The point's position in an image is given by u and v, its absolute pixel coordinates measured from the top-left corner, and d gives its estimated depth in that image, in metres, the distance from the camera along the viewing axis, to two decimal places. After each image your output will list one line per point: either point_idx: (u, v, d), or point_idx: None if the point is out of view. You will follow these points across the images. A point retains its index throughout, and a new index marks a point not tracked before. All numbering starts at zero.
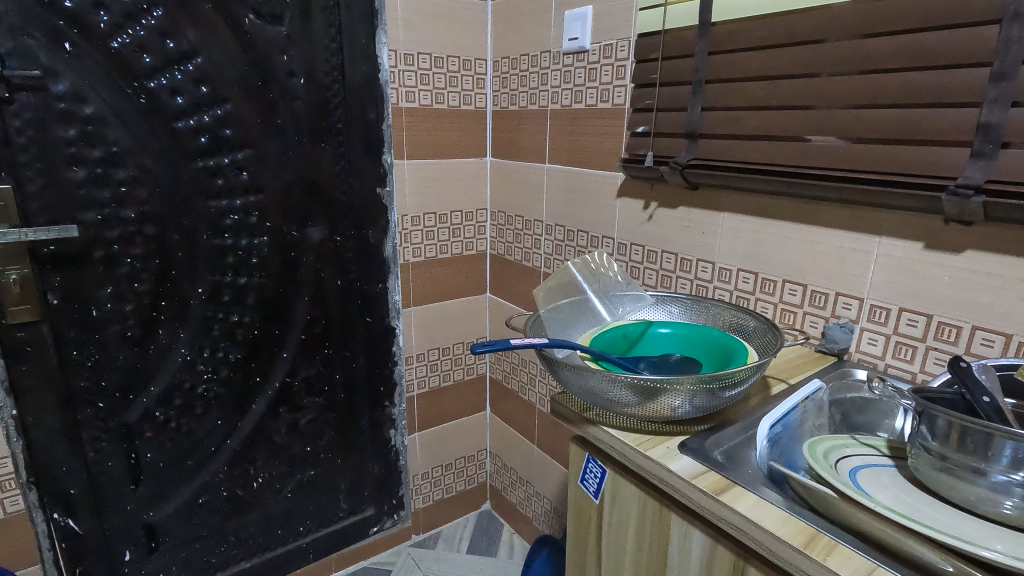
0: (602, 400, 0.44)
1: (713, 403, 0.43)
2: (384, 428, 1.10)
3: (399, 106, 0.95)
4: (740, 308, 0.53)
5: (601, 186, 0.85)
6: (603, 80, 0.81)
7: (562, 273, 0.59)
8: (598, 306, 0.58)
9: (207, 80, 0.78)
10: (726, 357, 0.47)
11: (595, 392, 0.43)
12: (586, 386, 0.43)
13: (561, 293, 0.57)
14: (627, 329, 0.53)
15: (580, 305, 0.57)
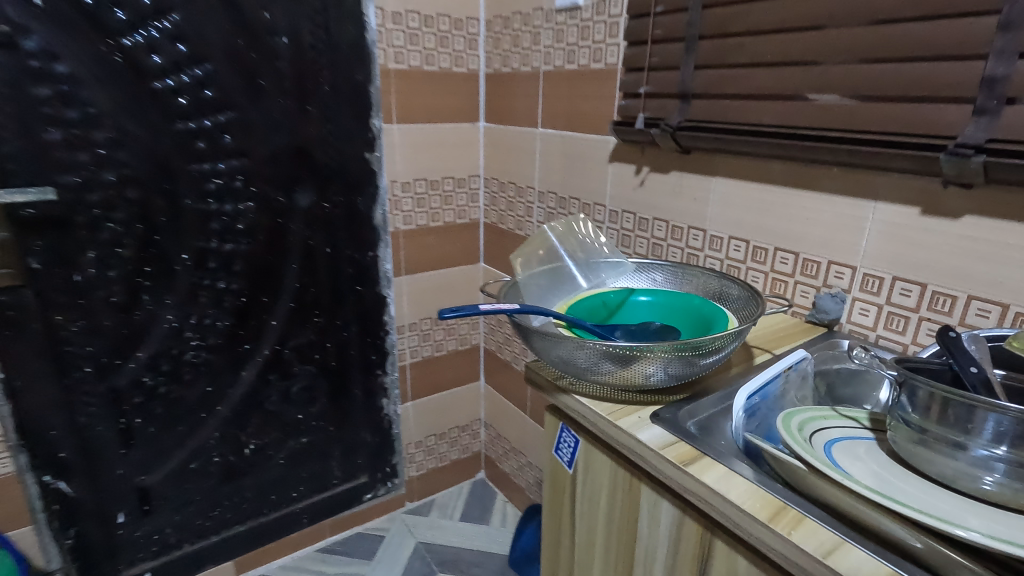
0: (573, 368, 0.42)
1: (688, 373, 0.41)
2: (376, 397, 1.10)
3: (388, 67, 0.92)
4: (725, 276, 0.50)
5: (594, 151, 0.82)
6: (596, 38, 0.77)
7: (539, 239, 0.57)
8: (577, 273, 0.56)
9: (185, 39, 0.75)
10: (706, 325, 0.46)
11: (566, 359, 0.42)
12: (557, 354, 0.42)
13: (537, 259, 0.55)
14: (605, 296, 0.51)
15: (558, 272, 0.55)
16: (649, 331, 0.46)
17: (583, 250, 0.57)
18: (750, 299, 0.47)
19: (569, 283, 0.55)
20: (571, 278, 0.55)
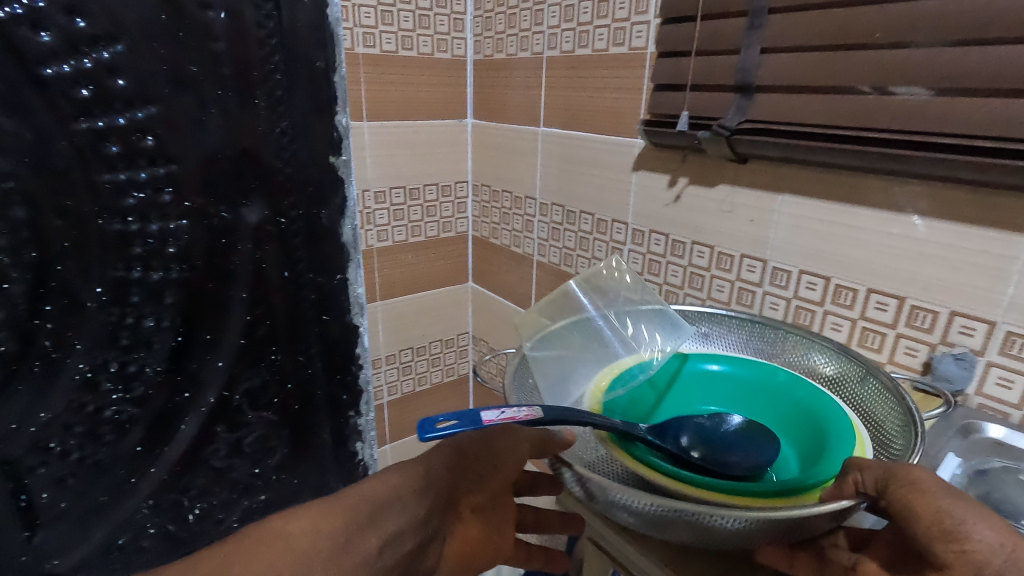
0: (623, 513, 0.33)
1: (788, 536, 0.31)
2: (348, 442, 0.94)
3: (354, 52, 0.75)
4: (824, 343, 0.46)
5: (611, 156, 0.66)
6: (616, 16, 0.62)
7: (559, 293, 0.49)
8: (605, 334, 0.47)
9: (85, 11, 0.58)
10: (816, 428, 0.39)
11: (612, 505, 0.33)
12: (603, 498, 0.32)
13: (554, 315, 0.48)
14: (664, 368, 0.46)
15: (580, 333, 0.47)
16: (734, 438, 0.39)
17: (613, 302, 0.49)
18: (896, 408, 0.38)
19: (597, 347, 0.46)
20: (599, 340, 0.47)
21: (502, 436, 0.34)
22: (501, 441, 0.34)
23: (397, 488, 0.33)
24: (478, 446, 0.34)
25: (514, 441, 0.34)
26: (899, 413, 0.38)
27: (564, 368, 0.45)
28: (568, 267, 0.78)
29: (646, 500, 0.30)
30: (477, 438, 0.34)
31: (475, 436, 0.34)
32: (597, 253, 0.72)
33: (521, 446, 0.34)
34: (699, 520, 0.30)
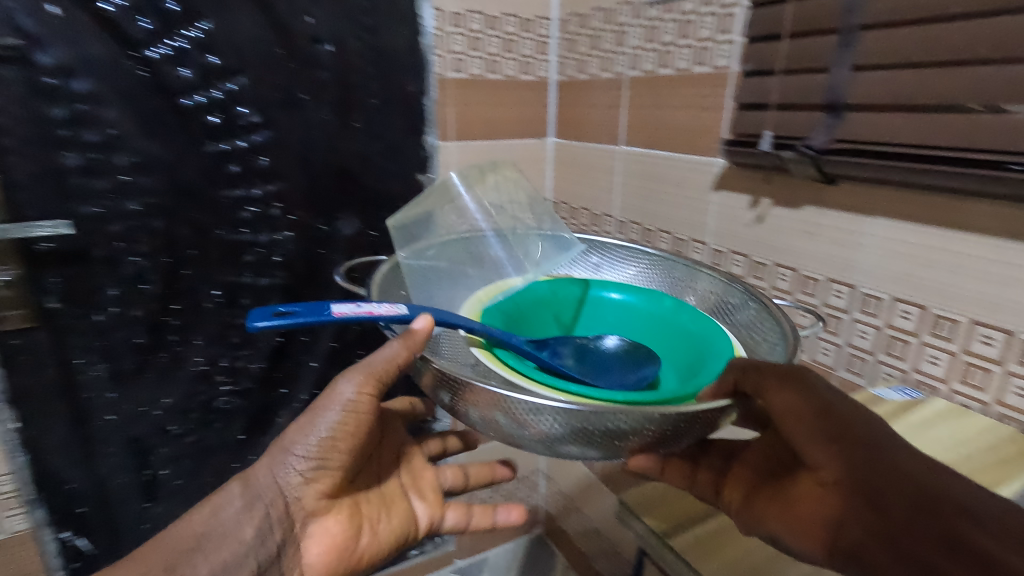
0: (518, 428, 0.36)
1: (667, 435, 0.35)
2: None
3: (445, 76, 0.80)
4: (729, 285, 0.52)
5: (689, 175, 0.66)
6: (700, 35, 0.61)
7: (426, 203, 0.60)
8: (492, 247, 0.60)
9: (217, 49, 0.65)
10: (696, 351, 0.47)
11: (511, 418, 0.35)
12: (500, 412, 0.35)
13: (433, 222, 0.59)
14: (553, 290, 0.55)
15: (461, 244, 0.59)
16: (611, 359, 0.46)
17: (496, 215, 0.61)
18: (773, 325, 0.45)
19: (480, 258, 0.59)
20: (483, 254, 0.60)
21: (348, 406, 0.42)
22: (355, 410, 0.42)
23: (273, 501, 0.42)
24: (331, 429, 0.42)
25: (360, 399, 0.42)
26: (769, 323, 0.46)
27: (448, 271, 0.57)
28: None
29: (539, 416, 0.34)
30: (331, 421, 0.42)
31: (334, 413, 0.42)
32: None
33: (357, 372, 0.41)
34: (589, 421, 0.33)
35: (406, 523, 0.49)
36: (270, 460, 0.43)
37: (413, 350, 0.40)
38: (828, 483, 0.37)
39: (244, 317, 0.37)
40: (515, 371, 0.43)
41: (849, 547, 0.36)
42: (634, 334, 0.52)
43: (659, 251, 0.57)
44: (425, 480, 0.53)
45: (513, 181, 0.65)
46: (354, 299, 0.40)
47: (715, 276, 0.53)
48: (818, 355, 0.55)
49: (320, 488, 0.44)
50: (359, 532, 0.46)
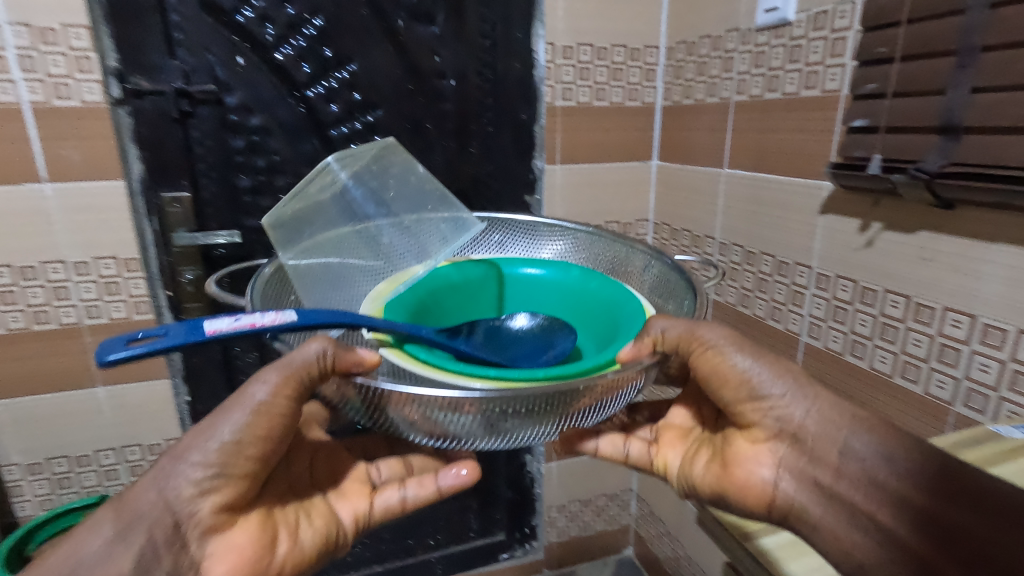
0: (444, 421, 0.37)
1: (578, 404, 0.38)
2: (519, 453, 1.02)
3: (554, 105, 0.85)
4: (653, 257, 0.56)
5: (798, 199, 0.65)
6: (810, 60, 0.61)
7: (313, 195, 0.52)
8: (389, 239, 0.54)
9: (360, 87, 0.76)
10: (611, 313, 0.50)
11: (433, 415, 0.37)
12: (420, 412, 0.37)
13: (317, 219, 0.51)
14: (462, 272, 0.54)
15: (353, 238, 0.53)
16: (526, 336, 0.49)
17: (387, 202, 0.54)
18: (678, 276, 0.52)
19: (374, 250, 0.53)
20: (376, 246, 0.54)
21: (259, 408, 0.39)
22: (267, 411, 0.39)
23: (158, 521, 0.38)
24: (237, 435, 0.39)
25: (275, 403, 0.39)
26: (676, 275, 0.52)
27: (342, 266, 0.52)
28: (746, 308, 0.77)
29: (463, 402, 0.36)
30: (235, 428, 0.39)
31: (238, 419, 0.39)
32: (776, 296, 0.71)
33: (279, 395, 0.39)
34: (509, 403, 0.36)
35: (331, 519, 0.47)
36: (159, 472, 0.39)
37: (337, 368, 0.38)
38: (775, 446, 0.43)
39: (94, 350, 0.34)
40: (428, 364, 0.43)
41: (787, 502, 0.41)
42: (553, 309, 0.55)
43: (581, 228, 0.60)
44: (344, 474, 0.51)
45: (404, 162, 0.57)
46: (232, 312, 0.37)
47: (635, 249, 0.58)
48: (932, 387, 0.53)
49: (220, 500, 0.40)
50: (275, 541, 0.43)
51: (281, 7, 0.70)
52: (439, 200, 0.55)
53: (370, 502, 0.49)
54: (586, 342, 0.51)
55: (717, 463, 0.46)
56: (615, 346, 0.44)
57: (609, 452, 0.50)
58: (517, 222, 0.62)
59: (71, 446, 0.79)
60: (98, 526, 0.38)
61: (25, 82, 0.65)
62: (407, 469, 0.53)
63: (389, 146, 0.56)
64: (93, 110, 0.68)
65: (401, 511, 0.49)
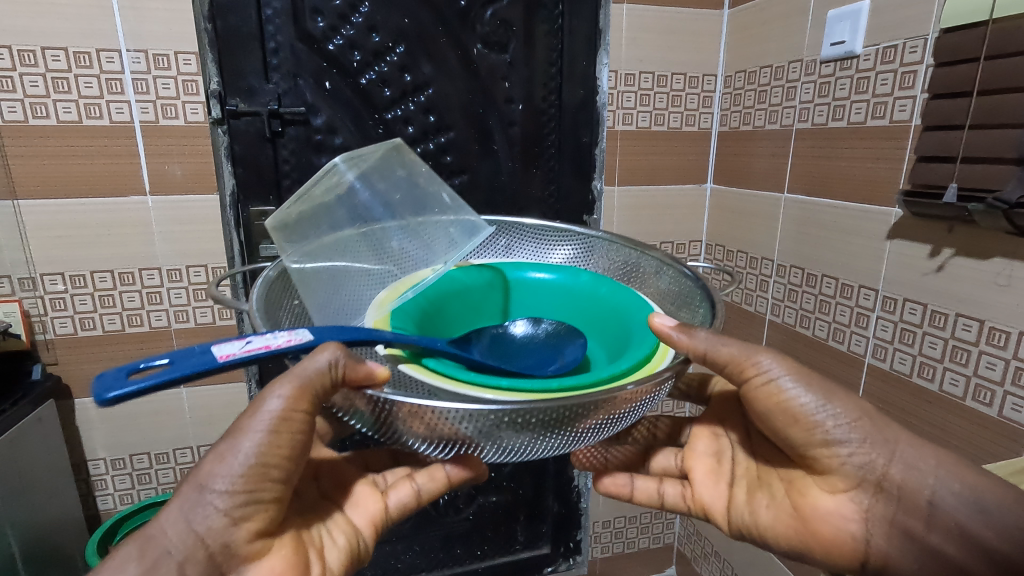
0: (451, 434, 0.36)
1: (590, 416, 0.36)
2: (568, 467, 1.04)
3: (615, 129, 0.89)
4: (667, 264, 0.56)
5: (861, 224, 0.68)
6: (878, 91, 0.64)
7: (318, 196, 0.50)
8: (398, 243, 0.53)
9: (435, 110, 0.80)
10: (620, 318, 0.50)
11: (446, 428, 0.35)
12: (426, 425, 0.35)
13: (321, 221, 0.50)
14: (467, 280, 0.54)
15: (359, 242, 0.52)
16: (539, 346, 0.49)
17: (395, 205, 0.53)
18: (693, 285, 0.52)
19: (382, 255, 0.52)
20: (385, 251, 0.53)
21: (279, 423, 0.37)
22: (286, 425, 0.37)
23: (190, 556, 0.36)
24: (261, 455, 0.37)
25: (292, 417, 0.37)
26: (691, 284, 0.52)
27: (349, 271, 0.51)
28: (804, 328, 0.79)
29: (466, 417, 0.34)
30: (258, 446, 0.37)
31: (261, 434, 0.37)
32: (838, 318, 0.72)
33: (297, 412, 0.37)
34: (528, 418, 0.35)
35: (352, 533, 0.47)
36: (180, 501, 0.37)
37: (349, 380, 0.36)
38: (856, 496, 0.43)
39: (90, 387, 0.31)
40: (444, 376, 0.41)
41: (880, 558, 0.43)
42: (561, 314, 0.54)
43: (590, 233, 0.61)
44: (351, 484, 0.51)
45: (409, 165, 0.56)
46: (243, 336, 0.35)
47: (643, 254, 0.58)
48: (1006, 410, 0.54)
49: (253, 527, 0.39)
50: (309, 565, 0.42)
51: (368, 35, 0.74)
52: (449, 204, 0.55)
53: (382, 505, 0.50)
54: (596, 350, 0.51)
55: (787, 511, 0.46)
56: (632, 354, 0.43)
57: (644, 496, 0.52)
58: (521, 227, 0.63)
59: (152, 444, 0.83)
60: (122, 564, 0.35)
61: (138, 103, 0.71)
62: (413, 467, 0.54)
63: (399, 147, 0.55)
64: (194, 129, 0.73)
65: (415, 506, 0.50)
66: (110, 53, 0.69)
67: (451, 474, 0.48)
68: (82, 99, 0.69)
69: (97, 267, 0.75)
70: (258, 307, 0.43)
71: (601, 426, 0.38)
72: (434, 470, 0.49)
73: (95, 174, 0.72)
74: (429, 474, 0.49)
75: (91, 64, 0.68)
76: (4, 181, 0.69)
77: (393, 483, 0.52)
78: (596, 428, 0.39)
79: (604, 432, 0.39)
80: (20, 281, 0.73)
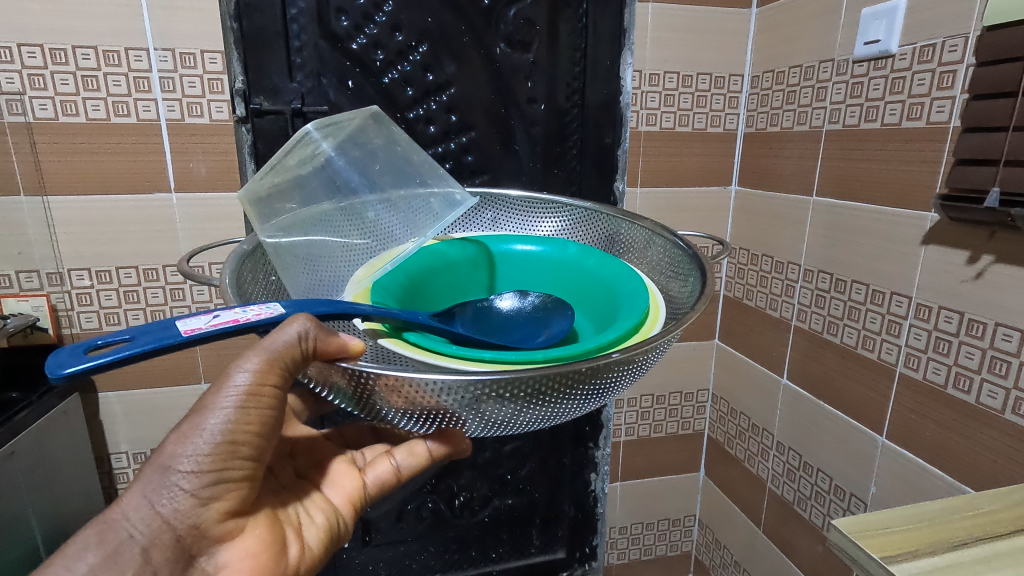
0: (434, 406, 0.35)
1: (577, 384, 0.35)
2: (585, 471, 1.03)
3: (638, 129, 0.88)
4: (656, 233, 0.55)
5: (894, 228, 0.66)
6: (914, 92, 0.62)
7: (292, 168, 0.50)
8: (378, 217, 0.52)
9: (457, 109, 0.79)
10: (608, 291, 0.50)
11: (426, 398, 0.34)
12: (408, 399, 0.34)
13: (296, 193, 0.49)
14: (452, 255, 0.54)
15: (336, 215, 0.51)
16: (525, 320, 0.48)
17: (374, 175, 0.52)
18: (682, 254, 0.51)
19: (362, 228, 0.51)
20: (365, 225, 0.52)
21: (247, 398, 0.35)
22: (255, 401, 0.35)
23: (155, 541, 0.34)
24: (229, 433, 0.35)
25: (261, 391, 0.35)
26: (679, 253, 0.52)
27: (327, 245, 0.50)
28: (833, 335, 0.77)
29: (449, 390, 0.33)
30: (227, 423, 0.35)
31: (230, 410, 0.35)
32: (869, 325, 0.71)
33: (265, 386, 0.35)
34: (511, 383, 0.33)
35: (331, 511, 0.47)
36: (143, 484, 0.34)
37: (321, 353, 0.34)
38: None
39: (45, 364, 0.29)
40: (427, 349, 0.40)
41: None
42: (551, 288, 0.54)
43: (577, 205, 0.61)
44: (329, 463, 0.51)
45: (387, 134, 0.55)
46: (211, 310, 0.33)
47: (630, 223, 0.58)
48: None
49: (223, 506, 0.37)
50: (286, 543, 0.42)
51: (392, 34, 0.74)
52: (430, 175, 0.54)
53: (361, 482, 0.49)
54: (583, 322, 0.51)
55: None
56: (620, 325, 0.42)
57: None
58: (506, 198, 0.62)
59: None
60: (81, 551, 0.33)
61: (164, 101, 0.71)
62: (392, 444, 0.53)
63: (377, 115, 0.55)
64: (219, 127, 0.74)
65: (393, 482, 0.49)
66: (139, 52, 0.69)
67: (432, 449, 0.45)
68: (110, 98, 0.70)
69: (122, 263, 0.76)
70: (230, 283, 0.41)
71: (589, 394, 0.38)
72: (414, 444, 0.47)
73: (122, 171, 0.72)
74: (407, 450, 0.47)
75: (120, 63, 0.69)
76: (35, 176, 0.70)
77: (373, 461, 0.51)
78: (586, 396, 0.38)
79: (592, 398, 0.38)
80: (49, 276, 0.74)
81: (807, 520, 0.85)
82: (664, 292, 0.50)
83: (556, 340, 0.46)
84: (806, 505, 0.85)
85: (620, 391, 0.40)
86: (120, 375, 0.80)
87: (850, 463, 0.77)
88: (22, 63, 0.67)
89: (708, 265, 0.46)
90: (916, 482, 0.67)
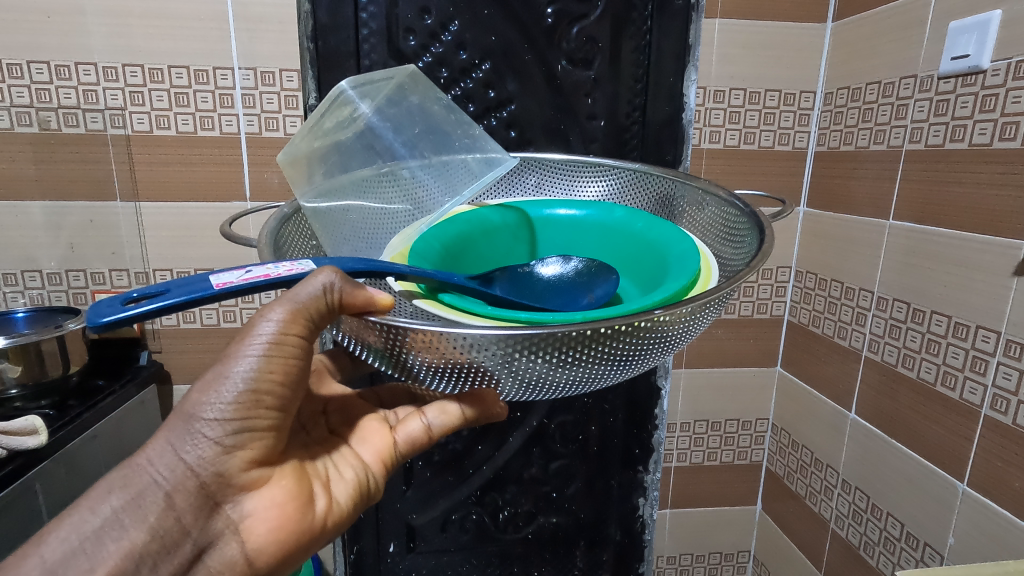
0: (467, 364, 0.35)
1: (616, 344, 0.35)
2: (633, 495, 1.00)
3: (700, 147, 0.86)
4: (710, 191, 0.54)
5: (983, 257, 0.61)
6: (1008, 111, 0.57)
7: (331, 131, 0.51)
8: (416, 179, 0.54)
9: (516, 125, 0.80)
10: (657, 254, 0.49)
11: (457, 354, 0.34)
12: (440, 355, 0.34)
13: (335, 156, 0.51)
14: (492, 222, 0.54)
15: (376, 179, 0.52)
16: (566, 285, 0.48)
17: (413, 138, 0.54)
18: (737, 214, 0.49)
19: (400, 191, 0.53)
20: (403, 187, 0.53)
21: (272, 347, 0.35)
22: (279, 350, 0.35)
23: (179, 487, 0.35)
24: (253, 381, 0.35)
25: (285, 340, 0.35)
26: (732, 213, 0.50)
27: (367, 209, 0.52)
28: (907, 369, 0.72)
29: (483, 347, 0.33)
30: (252, 370, 0.35)
31: (254, 358, 0.35)
32: (950, 360, 0.66)
33: (289, 335, 0.35)
34: (545, 342, 0.33)
35: (360, 467, 0.47)
36: (167, 431, 0.35)
37: (347, 305, 0.35)
38: None
39: (86, 313, 0.31)
40: (462, 310, 0.41)
41: None
42: (596, 253, 0.54)
43: (625, 166, 0.59)
44: (360, 419, 0.50)
45: (425, 93, 0.55)
46: (243, 265, 0.34)
47: (683, 183, 0.56)
48: None
49: (248, 456, 0.37)
50: (313, 497, 0.42)
51: (457, 53, 0.76)
52: (469, 138, 0.55)
53: (392, 440, 0.49)
54: (628, 287, 0.50)
55: None
56: (669, 285, 0.41)
57: None
58: (549, 160, 0.61)
59: None
60: (105, 494, 0.34)
61: (245, 116, 0.77)
62: (424, 403, 0.52)
63: (415, 75, 0.55)
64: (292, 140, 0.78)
65: (426, 442, 0.48)
66: (224, 71, 0.75)
67: (465, 410, 0.45)
68: (198, 113, 0.76)
69: (200, 266, 0.82)
70: (268, 241, 0.43)
71: (629, 358, 0.37)
72: (446, 403, 0.46)
73: (205, 181, 0.78)
74: (440, 407, 0.47)
75: (208, 81, 0.75)
76: (129, 182, 0.77)
77: (405, 418, 0.50)
78: (624, 361, 0.37)
79: (633, 362, 0.38)
80: (136, 275, 0.81)
81: (873, 568, 0.79)
82: (711, 256, 0.49)
83: (599, 303, 0.46)
84: (873, 551, 0.79)
85: (664, 355, 0.40)
86: (192, 369, 0.85)
87: (925, 511, 0.70)
88: (125, 81, 0.74)
89: (763, 224, 0.44)
90: (1001, 537, 0.61)
